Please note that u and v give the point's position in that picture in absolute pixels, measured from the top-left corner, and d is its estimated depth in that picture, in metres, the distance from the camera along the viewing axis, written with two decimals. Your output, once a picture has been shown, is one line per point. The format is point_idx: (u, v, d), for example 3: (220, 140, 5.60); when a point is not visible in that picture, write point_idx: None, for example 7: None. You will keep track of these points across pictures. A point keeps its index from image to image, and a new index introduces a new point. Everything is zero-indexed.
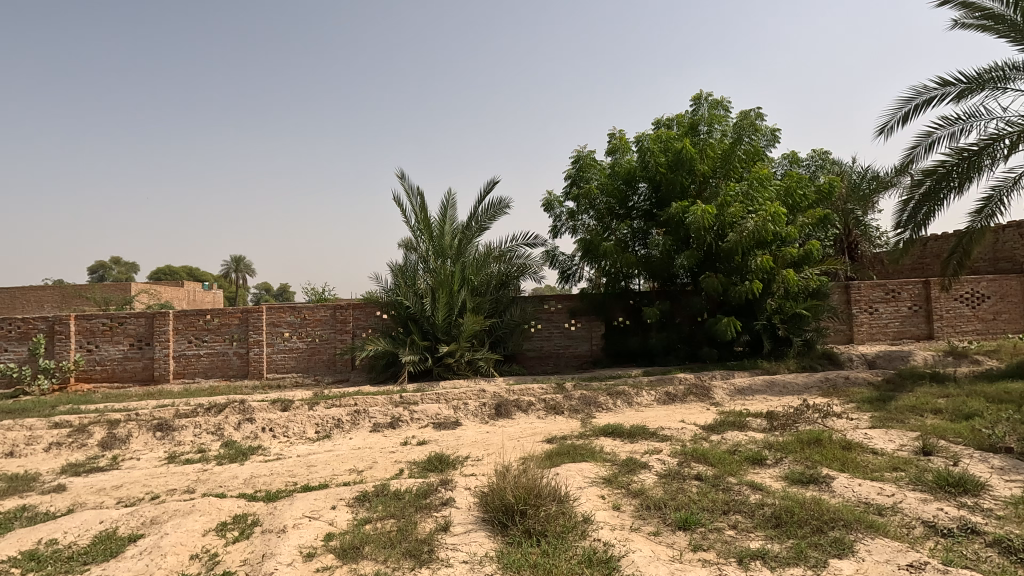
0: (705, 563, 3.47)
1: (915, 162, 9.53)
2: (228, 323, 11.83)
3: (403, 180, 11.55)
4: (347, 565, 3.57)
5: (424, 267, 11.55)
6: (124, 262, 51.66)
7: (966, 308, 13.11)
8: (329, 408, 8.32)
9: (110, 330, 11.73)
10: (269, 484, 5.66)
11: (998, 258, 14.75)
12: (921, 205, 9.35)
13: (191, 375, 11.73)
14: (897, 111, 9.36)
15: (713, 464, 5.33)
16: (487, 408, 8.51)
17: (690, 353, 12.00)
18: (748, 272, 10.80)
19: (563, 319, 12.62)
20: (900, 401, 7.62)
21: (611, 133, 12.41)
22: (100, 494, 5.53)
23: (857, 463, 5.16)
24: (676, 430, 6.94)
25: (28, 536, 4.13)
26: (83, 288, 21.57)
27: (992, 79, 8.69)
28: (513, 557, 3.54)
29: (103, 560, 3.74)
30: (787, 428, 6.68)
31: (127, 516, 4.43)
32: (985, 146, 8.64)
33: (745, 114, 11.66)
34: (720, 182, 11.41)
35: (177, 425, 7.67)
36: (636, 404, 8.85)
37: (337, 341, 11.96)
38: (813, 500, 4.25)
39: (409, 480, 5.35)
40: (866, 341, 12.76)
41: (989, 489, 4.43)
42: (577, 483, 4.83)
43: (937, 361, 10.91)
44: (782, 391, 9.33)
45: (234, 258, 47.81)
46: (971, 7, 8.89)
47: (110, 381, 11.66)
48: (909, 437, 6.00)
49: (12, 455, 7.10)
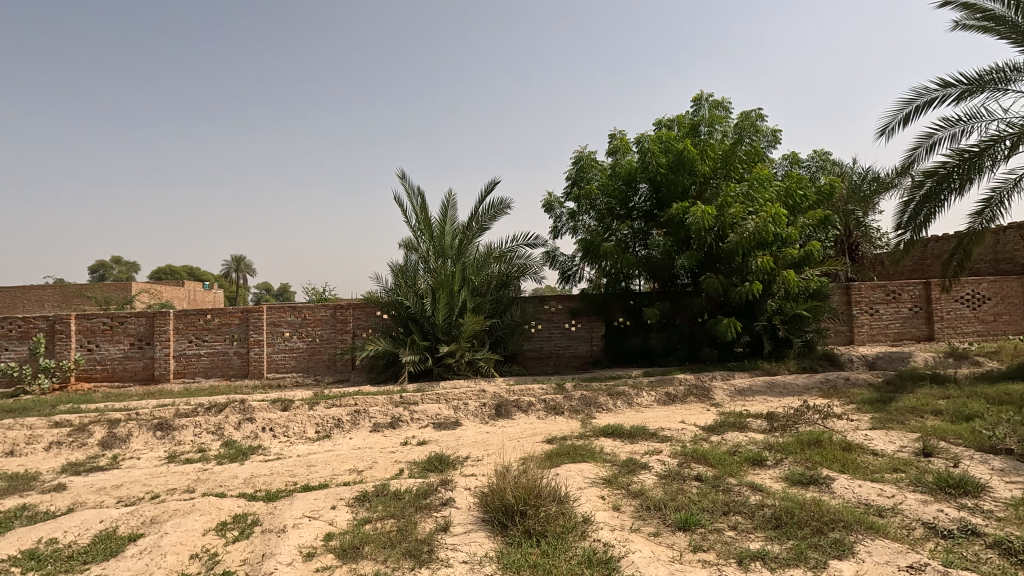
0: (705, 563, 3.47)
1: (916, 163, 9.53)
2: (228, 322, 11.84)
3: (404, 180, 11.55)
4: (347, 565, 3.57)
5: (424, 267, 11.56)
6: (124, 262, 51.70)
7: (967, 310, 13.11)
8: (330, 407, 8.33)
9: (111, 329, 11.73)
10: (269, 483, 5.66)
11: (999, 260, 14.75)
12: (922, 207, 9.35)
13: (191, 375, 11.74)
14: (898, 112, 9.37)
15: (714, 465, 5.33)
16: (487, 408, 8.51)
17: (690, 353, 12.00)
18: (748, 273, 10.79)
19: (563, 320, 12.63)
20: (901, 402, 7.62)
21: (612, 133, 12.43)
22: (100, 493, 5.53)
23: (857, 464, 5.16)
24: (676, 431, 6.94)
25: (28, 536, 4.13)
26: (83, 288, 21.58)
27: (993, 80, 8.70)
28: (513, 557, 3.54)
29: (102, 559, 3.74)
30: (788, 428, 6.68)
31: (127, 516, 4.43)
32: (986, 147, 8.63)
33: (746, 115, 11.66)
34: (720, 182, 11.37)
35: (177, 425, 7.67)
36: (637, 405, 8.85)
37: (337, 341, 11.96)
38: (814, 501, 4.25)
39: (409, 480, 5.35)
40: (866, 342, 12.76)
41: (989, 491, 4.43)
42: (577, 484, 4.83)
43: (937, 362, 10.91)
44: (782, 392, 9.33)
45: (235, 258, 47.85)
46: (972, 8, 8.89)
47: (110, 381, 11.67)
48: (909, 438, 6.00)
49: (12, 454, 7.10)
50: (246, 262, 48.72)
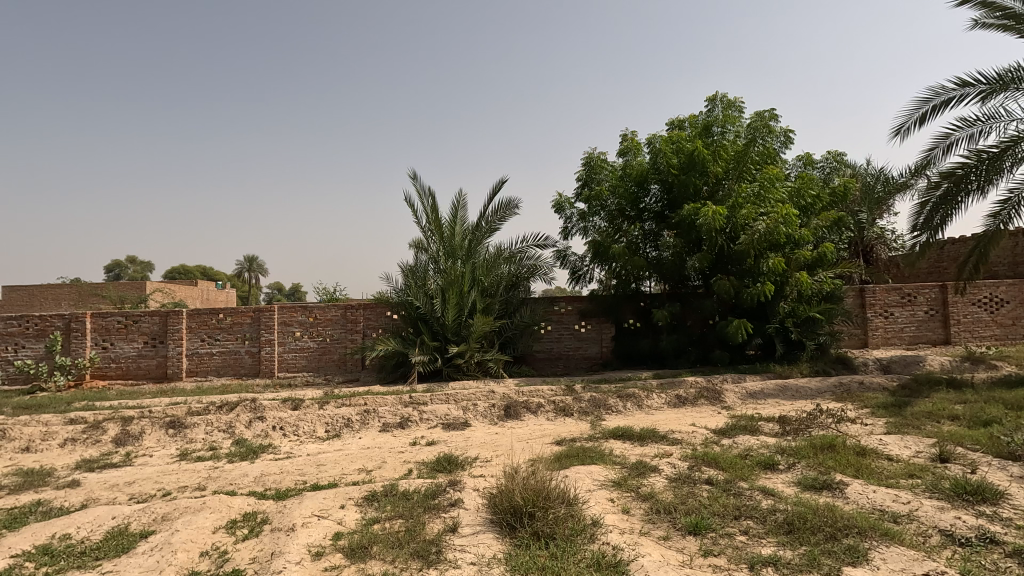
0: (715, 568, 3.43)
1: (932, 164, 9.37)
2: (240, 321, 11.94)
3: (415, 180, 11.63)
4: (355, 565, 3.56)
5: (435, 267, 11.53)
6: (138, 261, 52.34)
7: (985, 313, 12.88)
8: (339, 407, 8.35)
9: (125, 327, 11.87)
10: (279, 483, 5.66)
11: (1018, 262, 14.42)
12: (938, 208, 9.20)
13: (203, 373, 11.84)
14: (915, 112, 9.23)
15: (724, 469, 5.27)
16: (495, 408, 8.50)
17: (700, 356, 11.87)
18: (760, 275, 10.65)
19: (572, 321, 12.59)
20: (917, 407, 7.49)
21: (623, 134, 12.40)
22: (114, 490, 5.59)
23: (871, 469, 5.07)
24: (686, 434, 6.88)
25: (42, 531, 4.17)
26: (97, 286, 21.78)
27: (1014, 79, 8.52)
28: (522, 559, 3.53)
29: (114, 556, 3.77)
30: (801, 432, 6.59)
31: (139, 513, 4.46)
32: (1006, 148, 8.46)
33: (759, 114, 11.50)
34: (733, 183, 11.17)
35: (189, 423, 7.74)
36: (646, 407, 8.79)
37: (346, 341, 12.03)
38: (828, 506, 4.18)
39: (418, 480, 5.37)
40: (881, 345, 12.58)
41: (1010, 498, 4.32)
42: (585, 485, 4.81)
43: (953, 366, 10.77)
44: (794, 395, 9.23)
45: (247, 258, 48.42)
46: (991, 7, 8.74)
47: (124, 378, 11.81)
48: (925, 444, 5.90)
49: (28, 449, 7.18)
50: (258, 262, 49.42)
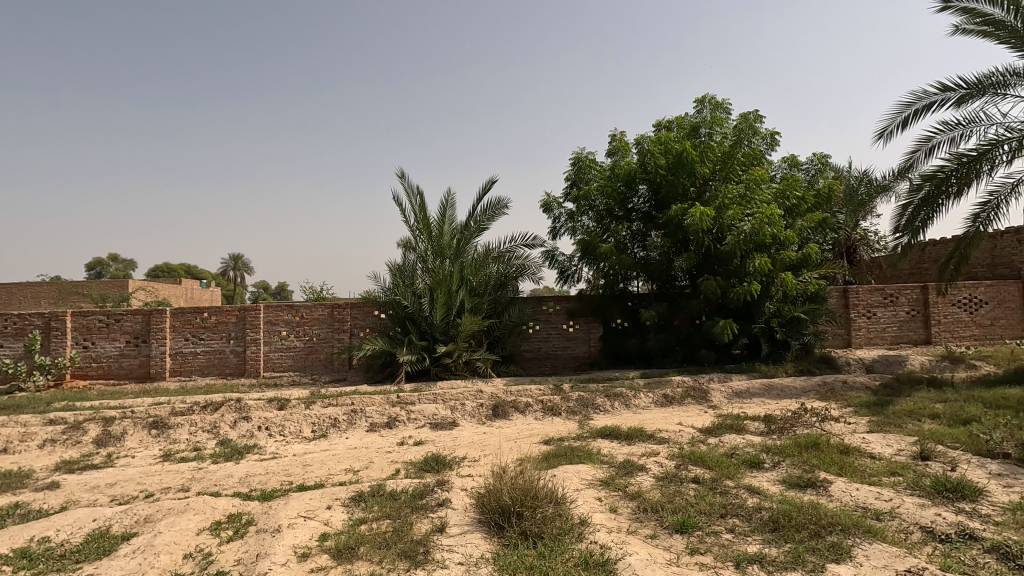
0: (702, 566, 3.46)
1: (914, 167, 9.53)
2: (225, 321, 11.79)
3: (403, 180, 11.57)
4: (342, 566, 3.54)
5: (422, 266, 11.49)
6: (121, 260, 51.44)
7: (964, 314, 13.13)
8: (326, 407, 8.29)
9: (107, 327, 11.68)
10: (264, 484, 5.61)
11: (996, 265, 14.75)
12: (920, 210, 9.35)
13: (187, 373, 11.68)
14: (897, 116, 9.38)
15: (711, 467, 5.32)
16: (484, 408, 8.49)
17: (687, 356, 11.98)
18: (746, 275, 10.75)
19: (561, 321, 12.62)
20: (898, 405, 7.62)
21: (611, 134, 12.44)
22: (94, 492, 5.49)
23: (855, 468, 5.14)
24: (673, 434, 6.93)
25: (21, 534, 4.09)
26: (79, 284, 21.41)
27: (993, 84, 8.70)
28: (509, 560, 3.52)
29: (95, 558, 3.71)
30: (785, 431, 6.67)
31: (120, 515, 4.39)
32: (985, 151, 8.63)
33: (745, 115, 11.58)
34: (719, 184, 11.35)
35: (172, 424, 7.62)
36: (633, 406, 8.83)
37: (334, 340, 11.94)
38: (812, 504, 4.23)
39: (405, 480, 5.34)
40: (864, 345, 12.77)
41: (987, 495, 4.41)
42: (574, 484, 4.83)
43: (933, 365, 10.97)
44: (779, 394, 9.33)
45: (232, 257, 47.71)
46: (972, 13, 8.89)
47: (105, 378, 11.61)
48: (906, 442, 6.00)
49: (6, 451, 7.03)
50: (243, 262, 48.89)
